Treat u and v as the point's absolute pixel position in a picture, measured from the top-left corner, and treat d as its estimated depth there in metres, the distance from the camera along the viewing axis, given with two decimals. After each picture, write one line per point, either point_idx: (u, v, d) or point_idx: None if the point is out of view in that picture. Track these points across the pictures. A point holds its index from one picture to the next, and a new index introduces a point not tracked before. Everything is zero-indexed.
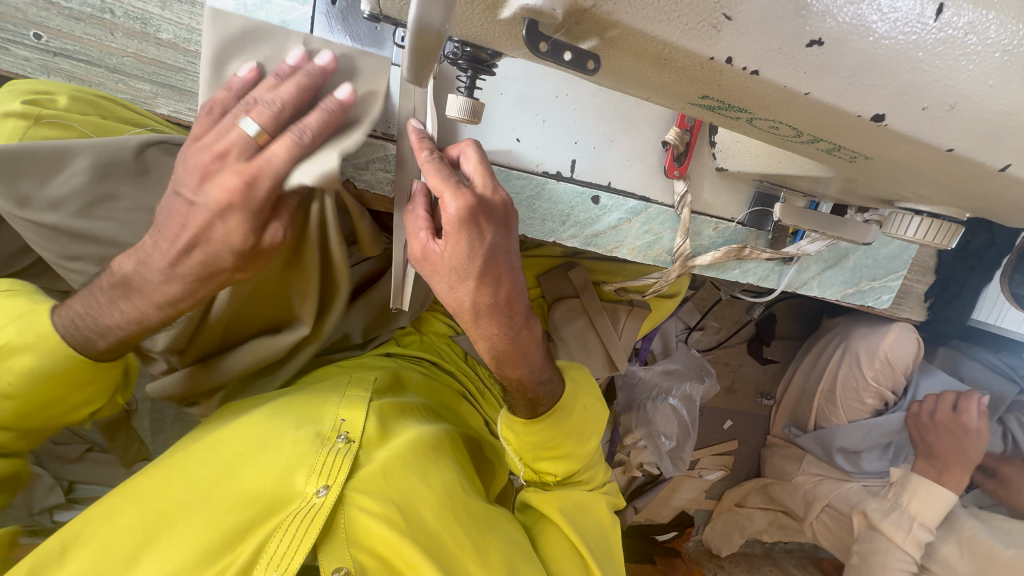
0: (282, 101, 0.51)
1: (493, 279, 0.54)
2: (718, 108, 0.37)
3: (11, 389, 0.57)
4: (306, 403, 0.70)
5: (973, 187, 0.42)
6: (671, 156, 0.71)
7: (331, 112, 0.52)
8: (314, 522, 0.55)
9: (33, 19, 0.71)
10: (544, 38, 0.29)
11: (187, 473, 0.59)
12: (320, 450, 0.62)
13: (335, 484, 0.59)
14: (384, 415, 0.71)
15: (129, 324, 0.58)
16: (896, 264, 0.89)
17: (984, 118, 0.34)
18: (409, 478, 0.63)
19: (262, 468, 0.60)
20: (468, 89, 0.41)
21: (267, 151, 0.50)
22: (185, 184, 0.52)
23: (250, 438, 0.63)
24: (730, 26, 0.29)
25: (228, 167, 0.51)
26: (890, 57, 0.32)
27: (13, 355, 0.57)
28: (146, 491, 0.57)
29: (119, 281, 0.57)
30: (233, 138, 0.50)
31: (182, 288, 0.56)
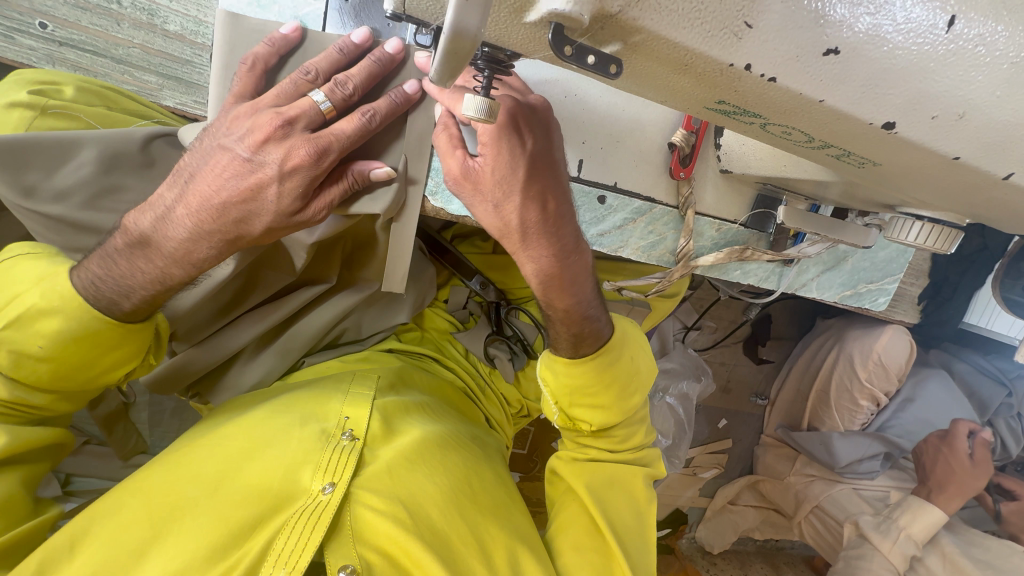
0: (353, 83, 0.56)
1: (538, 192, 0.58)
2: (732, 113, 0.37)
3: (43, 352, 0.57)
4: (310, 398, 0.71)
5: (977, 194, 0.43)
6: (678, 158, 0.71)
7: (399, 102, 0.58)
8: (319, 519, 0.56)
9: (39, 9, 0.69)
10: (569, 42, 0.29)
11: (191, 466, 0.60)
12: (325, 448, 0.63)
13: (341, 482, 0.59)
14: (389, 414, 0.72)
15: (153, 284, 0.58)
16: (893, 267, 0.90)
17: (989, 128, 0.36)
18: (415, 477, 0.64)
19: (268, 462, 0.60)
20: (486, 88, 0.40)
21: (330, 129, 0.54)
22: (232, 144, 0.54)
23: (254, 432, 0.64)
24: (751, 34, 0.30)
25: (295, 135, 0.54)
26: (903, 66, 0.33)
27: (43, 317, 0.57)
28: (151, 487, 0.58)
29: (138, 238, 0.57)
30: (299, 110, 0.54)
31: (172, 233, 0.57)
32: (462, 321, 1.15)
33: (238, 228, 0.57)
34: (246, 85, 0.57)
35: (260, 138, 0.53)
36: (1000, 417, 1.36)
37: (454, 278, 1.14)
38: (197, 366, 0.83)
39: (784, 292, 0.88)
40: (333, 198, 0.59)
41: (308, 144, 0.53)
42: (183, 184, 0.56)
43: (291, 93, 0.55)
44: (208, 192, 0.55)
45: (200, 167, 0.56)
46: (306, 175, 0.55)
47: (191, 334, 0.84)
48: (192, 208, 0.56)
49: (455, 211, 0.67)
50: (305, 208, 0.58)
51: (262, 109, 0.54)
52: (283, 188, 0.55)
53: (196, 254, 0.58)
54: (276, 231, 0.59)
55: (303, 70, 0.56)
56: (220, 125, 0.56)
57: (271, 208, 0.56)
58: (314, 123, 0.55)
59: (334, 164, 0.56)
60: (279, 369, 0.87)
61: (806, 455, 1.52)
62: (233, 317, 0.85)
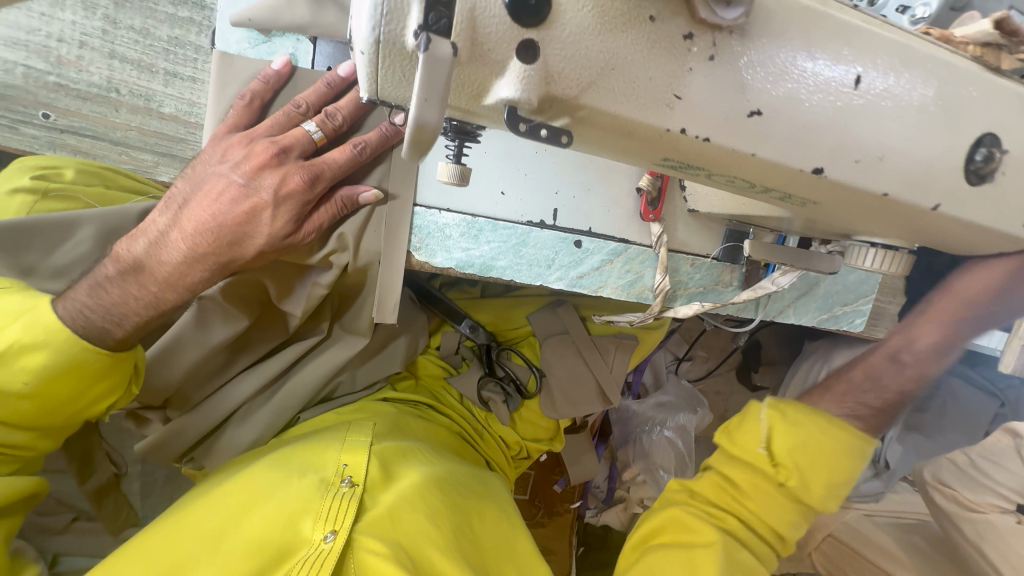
0: (342, 114, 0.58)
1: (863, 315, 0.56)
2: (679, 167, 0.40)
3: (29, 389, 0.55)
4: (311, 449, 0.80)
5: (906, 225, 0.48)
6: (645, 202, 0.75)
7: (388, 135, 0.59)
8: (323, 565, 0.64)
9: (43, 100, 0.74)
10: (523, 120, 0.33)
11: (194, 531, 0.69)
12: (325, 496, 0.72)
13: (340, 530, 0.67)
14: (386, 459, 0.81)
15: (147, 310, 0.59)
16: (865, 289, 0.93)
17: (907, 168, 0.41)
18: (412, 518, 0.72)
19: (270, 515, 0.69)
20: (456, 156, 0.46)
21: (323, 159, 0.57)
22: (229, 173, 0.56)
23: (252, 487, 0.74)
24: (681, 104, 0.33)
25: (290, 163, 0.56)
26: (822, 119, 0.37)
27: (24, 353, 0.54)
28: (158, 548, 0.67)
29: (130, 265, 0.58)
30: (292, 141, 0.57)
31: (166, 258, 0.57)
32: (456, 365, 1.16)
33: (231, 251, 0.58)
34: (241, 116, 0.58)
35: (255, 166, 0.55)
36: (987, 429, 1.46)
37: (446, 324, 1.16)
38: (192, 431, 0.84)
39: (763, 320, 0.90)
40: (321, 221, 0.60)
41: (303, 171, 0.56)
42: (176, 209, 0.58)
43: (283, 124, 0.58)
44: (200, 219, 0.56)
45: (193, 192, 0.58)
46: (299, 200, 0.57)
47: (183, 397, 0.84)
48: (186, 234, 0.57)
49: (439, 263, 0.70)
50: (297, 231, 0.59)
51: (256, 138, 0.57)
52: (277, 213, 0.57)
53: (189, 277, 0.59)
54: (267, 256, 0.60)
55: (294, 104, 0.58)
56: (213, 153, 0.58)
57: (264, 232, 0.57)
58: (307, 151, 0.58)
59: (326, 189, 0.58)
60: (277, 423, 0.88)
61: None
62: (231, 375, 0.86)
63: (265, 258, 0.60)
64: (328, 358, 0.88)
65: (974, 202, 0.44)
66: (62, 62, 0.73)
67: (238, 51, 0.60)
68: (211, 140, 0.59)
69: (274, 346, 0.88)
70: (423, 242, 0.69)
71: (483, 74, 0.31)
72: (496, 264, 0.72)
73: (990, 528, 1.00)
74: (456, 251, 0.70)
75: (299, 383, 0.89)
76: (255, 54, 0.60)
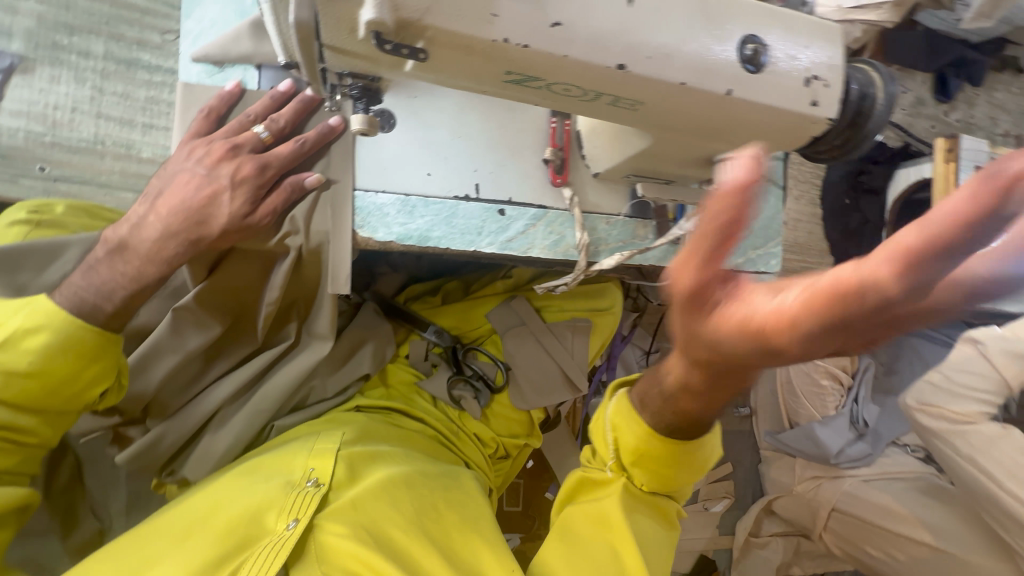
0: (284, 118, 0.74)
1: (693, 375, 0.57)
2: (523, 81, 0.54)
3: (31, 367, 0.65)
4: (279, 456, 0.85)
5: (724, 117, 0.61)
6: (553, 169, 0.89)
7: (325, 132, 0.76)
8: (284, 549, 0.68)
9: (39, 156, 0.88)
10: (388, 42, 0.47)
11: (164, 526, 0.73)
12: (290, 492, 0.77)
13: (302, 518, 0.72)
14: (353, 462, 0.86)
15: (131, 282, 0.70)
16: (771, 232, 1.06)
17: (692, 61, 0.55)
18: (375, 506, 0.77)
19: (233, 509, 0.73)
20: (365, 110, 0.60)
21: (270, 152, 0.73)
22: (195, 167, 0.71)
23: (222, 490, 0.78)
24: (497, 20, 0.48)
25: (243, 155, 0.72)
26: (610, 27, 0.51)
27: (28, 336, 0.64)
28: (130, 546, 0.71)
29: (115, 245, 0.71)
30: (244, 140, 0.73)
31: (144, 235, 0.70)
32: (426, 372, 1.20)
33: (197, 230, 0.71)
34: (201, 125, 0.74)
35: (215, 159, 0.71)
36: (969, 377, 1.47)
37: (412, 333, 1.22)
38: (171, 439, 0.89)
39: None
40: (274, 204, 0.73)
41: (254, 161, 0.72)
42: (153, 199, 0.72)
43: (236, 128, 0.73)
44: (173, 203, 0.71)
45: (167, 185, 0.72)
46: (253, 184, 0.72)
47: (163, 406, 0.90)
48: (162, 216, 0.71)
49: (381, 238, 0.81)
50: (253, 212, 0.74)
51: (216, 140, 0.73)
52: (235, 195, 0.71)
53: (165, 251, 0.71)
54: (230, 235, 0.73)
55: (245, 114, 0.74)
56: (182, 155, 0.73)
57: (225, 212, 0.71)
58: (258, 148, 0.74)
59: (275, 176, 0.73)
60: (250, 429, 0.92)
61: (802, 456, 1.56)
62: (206, 383, 0.93)
63: (229, 237, 0.73)
64: (294, 362, 0.95)
65: (759, 86, 0.59)
66: (56, 125, 0.89)
67: (199, 79, 0.78)
68: (181, 147, 0.74)
69: (246, 354, 0.96)
70: (365, 220, 0.80)
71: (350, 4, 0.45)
72: (432, 235, 0.83)
73: (978, 435, 1.17)
74: (395, 226, 0.81)
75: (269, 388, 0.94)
76: (211, 81, 0.77)
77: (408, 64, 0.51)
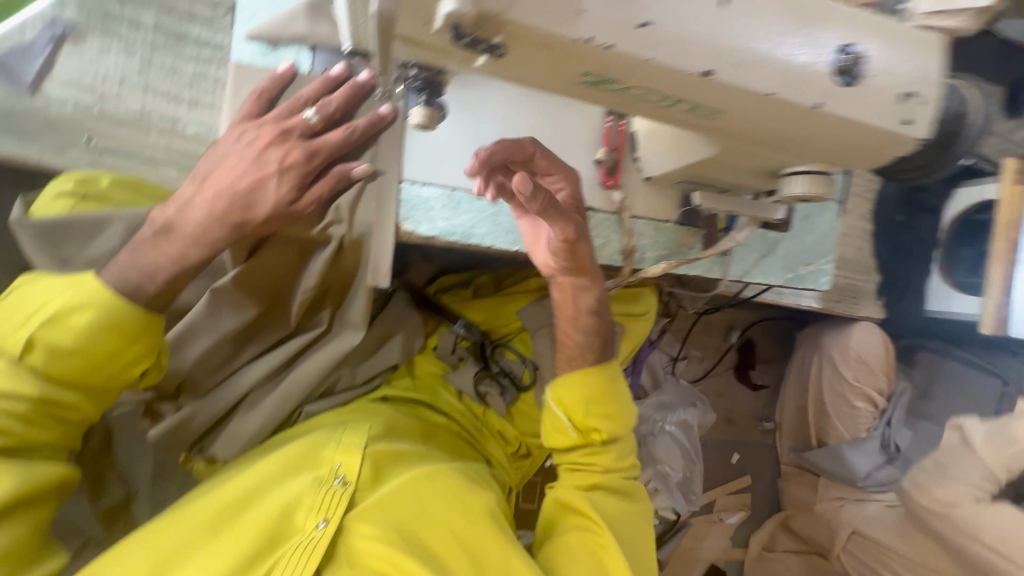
0: (336, 103, 0.69)
1: (586, 297, 0.82)
2: (600, 83, 0.50)
3: (75, 345, 0.65)
4: (308, 445, 0.81)
5: (806, 132, 0.57)
6: (604, 170, 0.85)
7: (376, 122, 0.68)
8: (313, 552, 0.71)
9: (86, 127, 0.88)
10: (463, 35, 0.44)
11: (196, 511, 0.72)
12: (319, 490, 0.76)
13: (332, 519, 0.74)
14: (381, 459, 0.83)
15: (173, 265, 0.68)
16: (824, 248, 1.01)
17: (781, 71, 0.51)
18: (404, 507, 0.77)
19: (265, 504, 0.74)
20: (425, 103, 0.58)
21: (321, 139, 0.68)
22: (243, 150, 0.68)
23: (253, 477, 0.77)
24: (584, 16, 0.44)
25: (291, 140, 0.68)
26: (700, 30, 0.48)
27: (73, 314, 0.64)
28: (168, 524, 0.71)
29: (161, 226, 0.69)
30: (293, 123, 0.68)
31: (190, 218, 0.68)
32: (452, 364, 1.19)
33: (241, 215, 0.68)
34: (253, 108, 0.71)
35: (264, 144, 0.67)
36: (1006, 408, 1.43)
37: (441, 325, 1.20)
38: (202, 417, 0.89)
39: (731, 280, 0.97)
40: (320, 194, 0.69)
41: (302, 147, 0.67)
42: (199, 180, 0.69)
43: (286, 111, 0.69)
44: (219, 185, 0.67)
45: (213, 167, 0.69)
46: (300, 172, 0.68)
47: (195, 385, 0.90)
48: (206, 199, 0.67)
49: (424, 232, 0.79)
50: (299, 200, 0.69)
51: (265, 123, 0.69)
52: (281, 181, 0.67)
53: (207, 236, 0.68)
54: (274, 222, 0.70)
55: (297, 96, 0.70)
56: (230, 136, 0.70)
57: (270, 199, 0.68)
58: (307, 134, 0.69)
59: (323, 163, 0.69)
60: (281, 413, 0.93)
61: (826, 475, 1.52)
62: (238, 366, 0.92)
63: (272, 224, 0.70)
64: (327, 350, 0.94)
65: (849, 100, 0.54)
66: (103, 96, 0.89)
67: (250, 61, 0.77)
68: (231, 127, 0.71)
69: (279, 339, 0.95)
70: (409, 213, 0.79)
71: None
72: (475, 232, 0.81)
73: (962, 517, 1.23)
74: (439, 222, 0.80)
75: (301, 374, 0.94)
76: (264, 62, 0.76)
77: (479, 59, 0.48)
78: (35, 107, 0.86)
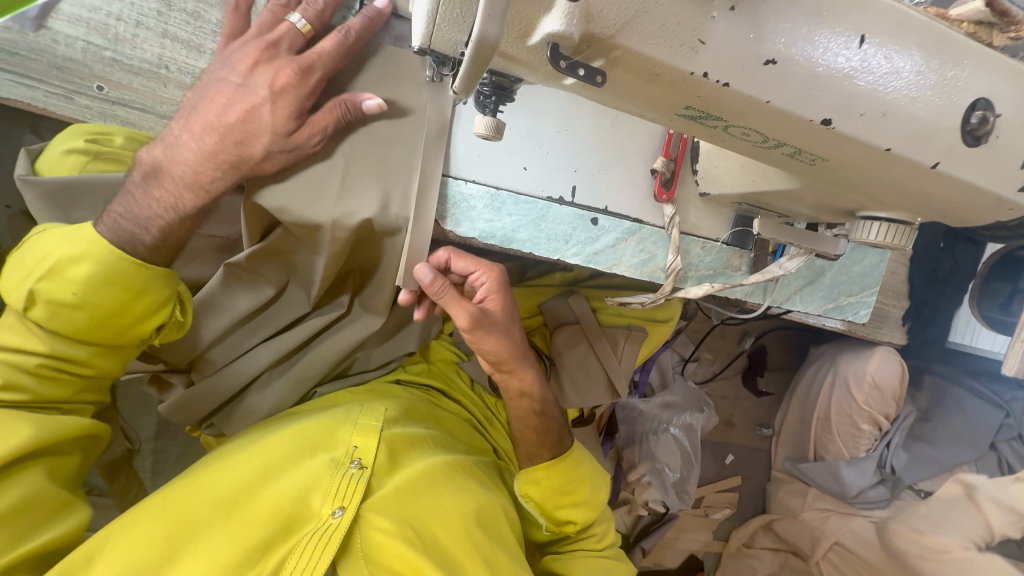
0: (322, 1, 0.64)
1: (526, 402, 0.79)
2: (699, 117, 0.45)
3: (77, 298, 0.61)
4: (320, 424, 0.74)
5: (909, 188, 0.51)
6: (660, 182, 0.79)
7: (372, 19, 0.64)
8: (330, 541, 0.62)
9: (98, 74, 0.83)
10: (563, 58, 0.38)
11: (207, 489, 0.64)
12: (335, 474, 0.68)
13: (349, 507, 0.66)
14: (397, 444, 0.77)
15: (166, 212, 0.64)
16: (869, 281, 0.97)
17: (908, 125, 0.44)
18: (421, 501, 0.71)
19: (277, 487, 0.66)
20: (492, 110, 0.51)
21: (312, 50, 0.62)
22: (228, 75, 0.62)
23: (263, 453, 0.69)
24: (704, 48, 0.38)
25: (281, 54, 0.62)
26: (829, 74, 0.41)
27: (73, 264, 0.61)
28: (164, 505, 0.62)
29: (151, 169, 0.64)
30: (281, 33, 0.63)
31: (181, 157, 0.63)
32: (466, 352, 1.17)
33: (239, 153, 0.63)
34: (233, 24, 0.66)
35: (250, 65, 0.62)
36: (1003, 441, 1.41)
37: None
38: (215, 394, 0.87)
39: (771, 306, 0.93)
40: (320, 122, 0.64)
41: (293, 64, 0.62)
42: (187, 113, 0.63)
43: (270, 20, 0.64)
44: (213, 120, 0.62)
45: (201, 99, 0.63)
46: (296, 94, 0.62)
47: (208, 362, 0.86)
48: (195, 133, 0.62)
49: (462, 232, 0.73)
50: (299, 131, 0.64)
51: (249, 40, 0.63)
52: (276, 107, 0.62)
53: (203, 177, 0.63)
54: (274, 159, 0.64)
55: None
56: (217, 62, 0.64)
57: (267, 127, 0.62)
58: (295, 45, 0.63)
59: (320, 83, 0.63)
60: (293, 396, 0.91)
61: (818, 488, 1.54)
62: (250, 345, 0.88)
63: (271, 166, 0.65)
64: (343, 337, 0.90)
65: (971, 162, 0.48)
66: (118, 39, 0.82)
67: None
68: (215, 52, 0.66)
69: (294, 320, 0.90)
70: (449, 211, 0.73)
71: (532, 10, 0.35)
72: (516, 236, 0.75)
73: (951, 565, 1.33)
74: (480, 222, 0.74)
75: (315, 359, 0.90)
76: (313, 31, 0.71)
77: (568, 79, 0.41)
78: (42, 46, 0.81)
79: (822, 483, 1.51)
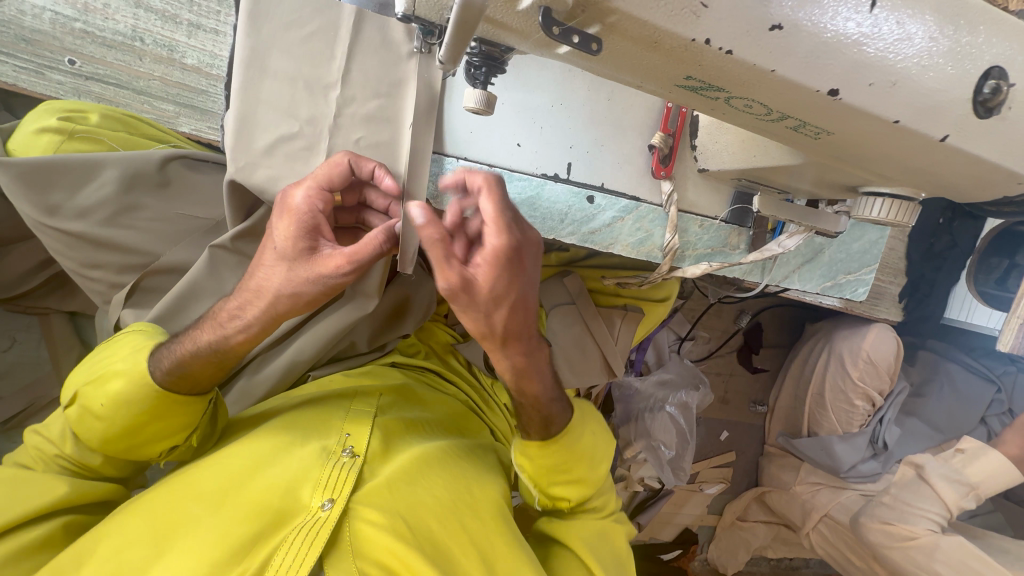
0: None
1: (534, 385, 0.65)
2: (700, 88, 0.43)
3: (104, 410, 0.63)
4: (312, 416, 0.75)
5: (915, 163, 0.49)
6: (657, 158, 0.77)
7: None
8: (318, 535, 0.60)
9: (68, 47, 0.85)
10: (556, 23, 0.35)
11: (198, 487, 0.64)
12: (325, 464, 0.68)
13: (339, 498, 0.64)
14: (389, 432, 0.77)
15: None
16: (869, 258, 0.95)
17: (920, 95, 0.42)
18: (413, 492, 0.69)
19: (267, 479, 0.65)
20: (482, 83, 0.49)
21: None
22: None
23: (254, 448, 0.69)
24: (707, 12, 0.35)
25: None
26: (837, 41, 0.39)
27: (112, 379, 0.63)
28: (158, 504, 0.63)
29: None
30: None
31: None
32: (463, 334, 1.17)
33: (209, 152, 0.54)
34: None
35: None
36: (992, 415, 1.43)
37: None
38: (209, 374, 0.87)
39: (768, 285, 0.92)
40: (320, 177, 0.59)
41: None
42: None
43: None
44: None
45: None
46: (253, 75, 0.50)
47: None
48: None
49: None
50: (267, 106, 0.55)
51: None
52: None
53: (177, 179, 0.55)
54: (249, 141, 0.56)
55: None
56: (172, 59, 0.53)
57: None
58: None
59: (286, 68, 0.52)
60: (285, 380, 0.89)
61: (811, 462, 1.54)
62: None
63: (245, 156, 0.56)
64: (333, 319, 0.88)
65: (981, 136, 0.46)
66: (88, 11, 0.84)
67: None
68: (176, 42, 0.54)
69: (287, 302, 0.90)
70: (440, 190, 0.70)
71: None
72: None
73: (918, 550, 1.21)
74: None
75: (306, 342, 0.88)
76: None
77: (561, 47, 0.39)
78: (8, 18, 0.82)
79: (817, 457, 1.51)
